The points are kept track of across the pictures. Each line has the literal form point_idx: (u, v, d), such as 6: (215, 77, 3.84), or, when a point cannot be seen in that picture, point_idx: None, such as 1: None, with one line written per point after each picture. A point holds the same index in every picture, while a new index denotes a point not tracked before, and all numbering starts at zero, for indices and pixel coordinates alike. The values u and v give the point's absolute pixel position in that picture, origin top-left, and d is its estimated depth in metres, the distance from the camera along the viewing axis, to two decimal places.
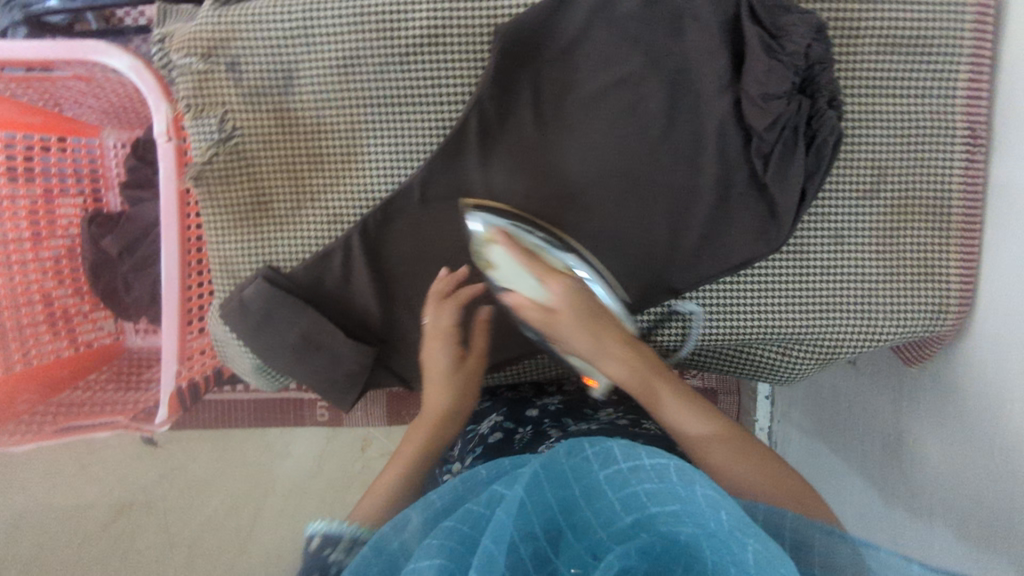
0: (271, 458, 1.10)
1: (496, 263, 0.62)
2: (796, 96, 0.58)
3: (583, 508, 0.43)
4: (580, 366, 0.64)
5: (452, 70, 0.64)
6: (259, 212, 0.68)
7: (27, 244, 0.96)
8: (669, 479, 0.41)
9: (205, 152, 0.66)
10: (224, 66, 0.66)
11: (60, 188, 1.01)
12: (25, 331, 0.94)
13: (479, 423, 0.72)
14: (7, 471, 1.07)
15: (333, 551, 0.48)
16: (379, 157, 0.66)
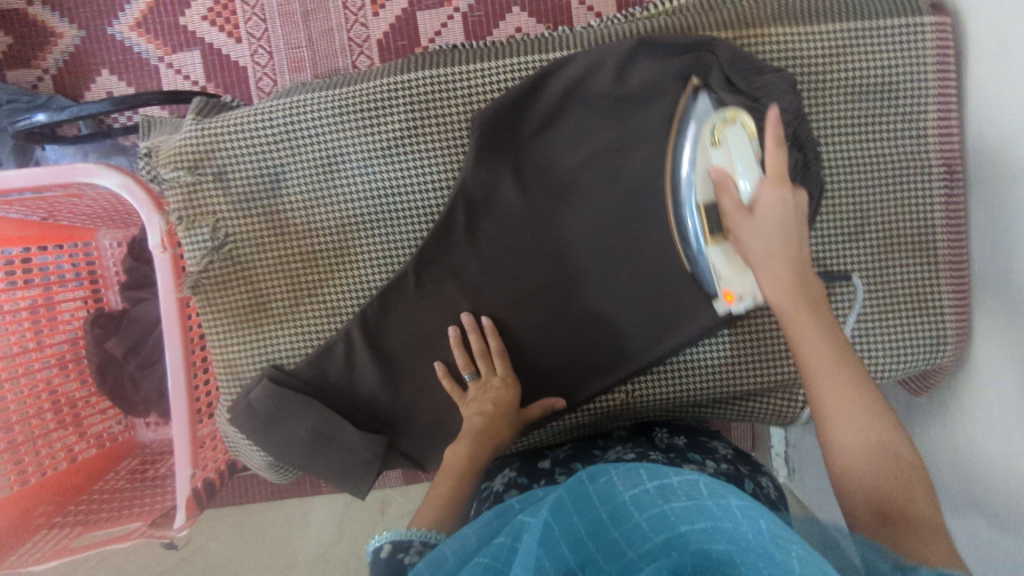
0: (291, 532, 1.10)
1: (722, 143, 0.55)
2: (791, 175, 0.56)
3: (610, 531, 0.44)
4: (720, 269, 0.58)
5: (434, 159, 0.66)
6: (257, 313, 0.69)
7: (30, 352, 0.96)
8: (696, 497, 0.42)
9: (200, 261, 0.67)
10: (210, 176, 0.67)
11: (59, 293, 1.02)
12: (36, 440, 0.94)
13: (493, 480, 0.72)
14: None
15: (408, 556, 0.53)
16: (371, 248, 0.68)
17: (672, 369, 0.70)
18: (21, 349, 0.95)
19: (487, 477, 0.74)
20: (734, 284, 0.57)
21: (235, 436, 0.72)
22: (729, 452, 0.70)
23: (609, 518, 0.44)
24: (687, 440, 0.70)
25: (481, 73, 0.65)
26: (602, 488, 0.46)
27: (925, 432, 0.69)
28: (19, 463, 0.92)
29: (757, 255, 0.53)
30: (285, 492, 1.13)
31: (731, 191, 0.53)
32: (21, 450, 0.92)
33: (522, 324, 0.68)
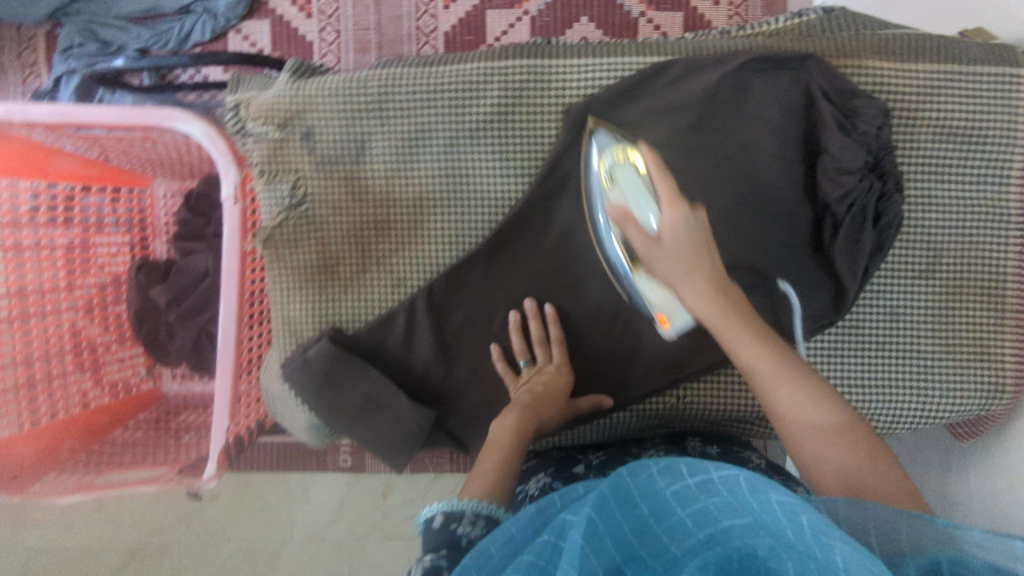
0: (291, 502, 1.10)
1: (617, 179, 0.58)
2: (869, 175, 0.61)
3: (653, 526, 0.45)
4: (653, 299, 0.60)
5: (519, 147, 0.68)
6: (324, 275, 0.70)
7: (60, 291, 0.96)
8: (737, 492, 0.44)
9: (276, 216, 0.68)
10: (300, 135, 0.68)
11: (98, 234, 1.02)
12: (54, 373, 0.95)
13: (527, 484, 0.69)
14: (21, 512, 1.07)
15: (461, 526, 0.51)
16: (445, 225, 0.69)
17: (718, 383, 0.71)
18: (58, 287, 0.96)
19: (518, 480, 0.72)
20: (665, 308, 0.59)
21: (280, 392, 0.73)
22: (762, 462, 0.69)
23: (652, 513, 0.46)
24: (720, 450, 0.70)
25: (576, 70, 0.66)
26: (644, 482, 0.48)
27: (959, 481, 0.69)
28: (50, 398, 0.94)
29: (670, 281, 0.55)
30: (293, 462, 1.12)
31: (633, 223, 0.56)
32: (56, 385, 0.95)
33: (580, 321, 0.70)
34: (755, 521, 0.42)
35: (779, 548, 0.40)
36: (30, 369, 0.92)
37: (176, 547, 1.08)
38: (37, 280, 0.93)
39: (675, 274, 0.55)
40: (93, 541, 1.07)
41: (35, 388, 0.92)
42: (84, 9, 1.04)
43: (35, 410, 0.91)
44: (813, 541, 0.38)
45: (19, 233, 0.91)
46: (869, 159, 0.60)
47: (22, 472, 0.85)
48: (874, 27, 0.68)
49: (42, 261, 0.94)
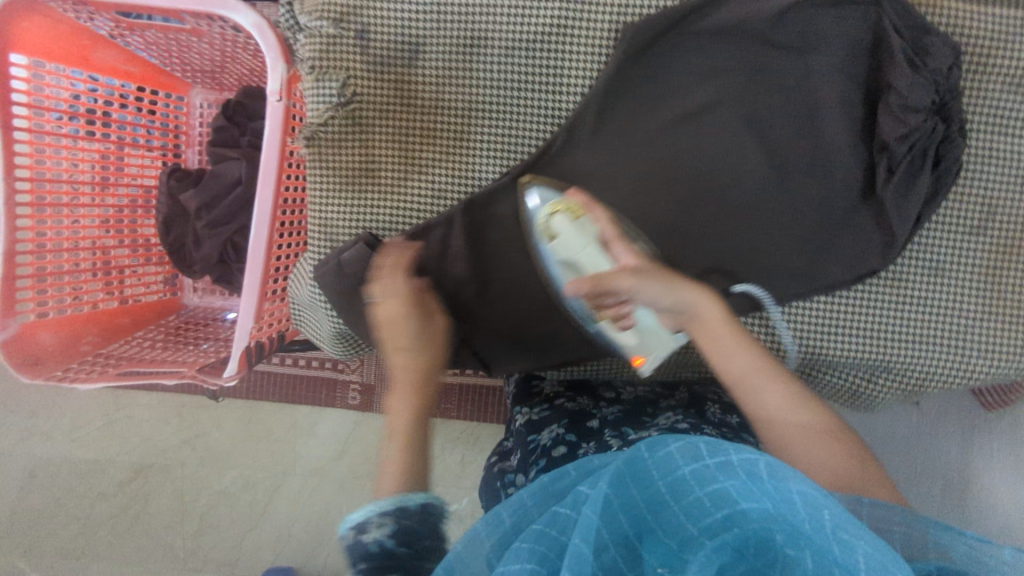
0: (296, 436, 1.09)
1: (559, 235, 0.61)
2: (933, 117, 0.60)
3: (670, 505, 0.42)
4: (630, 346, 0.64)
5: (575, 65, 0.66)
6: (365, 179, 0.69)
7: (94, 189, 0.97)
8: (758, 476, 0.41)
9: (323, 114, 0.67)
10: (353, 33, 0.66)
11: (134, 141, 1.03)
12: (78, 277, 0.93)
13: (540, 433, 0.67)
14: (33, 418, 1.09)
15: (370, 533, 0.48)
16: (491, 138, 0.68)
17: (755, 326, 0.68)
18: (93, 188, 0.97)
19: (531, 428, 0.69)
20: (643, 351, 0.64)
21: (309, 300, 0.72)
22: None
23: (669, 491, 0.43)
24: (738, 419, 0.68)
25: None
26: (661, 457, 0.44)
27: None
28: (75, 290, 0.93)
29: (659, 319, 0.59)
30: (298, 395, 1.10)
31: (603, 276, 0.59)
32: (80, 280, 0.94)
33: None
34: (772, 509, 0.39)
35: (799, 537, 0.39)
36: (57, 261, 0.90)
37: (181, 467, 1.09)
38: (69, 171, 0.93)
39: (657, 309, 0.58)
40: (101, 453, 1.09)
41: (65, 282, 0.91)
42: None
43: (60, 301, 0.90)
44: (835, 539, 0.38)
45: (54, 130, 0.91)
46: (936, 98, 0.59)
47: (46, 357, 0.86)
48: None
49: (75, 158, 0.94)
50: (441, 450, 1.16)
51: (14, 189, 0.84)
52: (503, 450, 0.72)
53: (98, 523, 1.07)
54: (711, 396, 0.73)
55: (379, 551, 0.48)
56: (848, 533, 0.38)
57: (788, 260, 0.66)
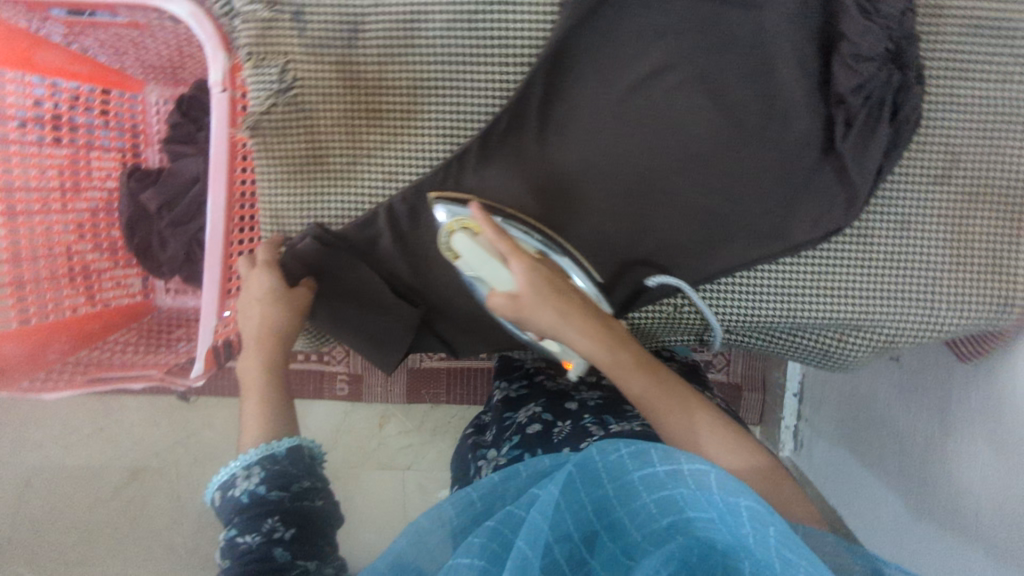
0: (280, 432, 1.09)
1: (461, 253, 0.59)
2: (889, 65, 0.58)
3: (617, 507, 0.44)
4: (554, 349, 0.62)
5: (520, 33, 0.64)
6: (313, 167, 0.67)
7: (54, 199, 0.94)
8: (706, 489, 0.40)
9: (264, 102, 0.65)
10: (288, 15, 0.64)
11: (93, 146, 1.00)
12: (42, 284, 0.92)
13: (517, 412, 0.67)
14: (25, 429, 1.08)
15: (240, 488, 0.51)
16: (439, 116, 0.66)
17: (720, 291, 0.68)
18: (54, 201, 0.95)
19: (506, 407, 0.68)
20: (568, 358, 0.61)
21: None
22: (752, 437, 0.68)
23: (618, 494, 0.43)
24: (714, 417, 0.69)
25: None
26: (612, 462, 0.44)
27: (950, 421, 0.72)
28: (40, 298, 0.91)
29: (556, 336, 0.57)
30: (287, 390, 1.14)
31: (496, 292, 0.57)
32: (49, 288, 0.93)
33: (576, 226, 0.67)
34: (717, 519, 0.39)
35: (739, 549, 0.39)
36: (17, 270, 0.89)
37: (174, 468, 1.08)
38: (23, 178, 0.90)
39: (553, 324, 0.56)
40: (95, 459, 1.09)
41: (23, 289, 0.89)
42: None
43: (24, 309, 0.89)
44: (779, 557, 0.36)
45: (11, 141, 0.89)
46: (889, 47, 0.57)
47: (12, 369, 0.83)
48: None
49: (42, 165, 0.92)
50: (432, 435, 1.16)
51: None
52: (479, 424, 0.72)
53: (90, 531, 1.06)
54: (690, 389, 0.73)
55: (254, 499, 0.50)
56: (795, 553, 0.36)
57: (751, 221, 0.64)
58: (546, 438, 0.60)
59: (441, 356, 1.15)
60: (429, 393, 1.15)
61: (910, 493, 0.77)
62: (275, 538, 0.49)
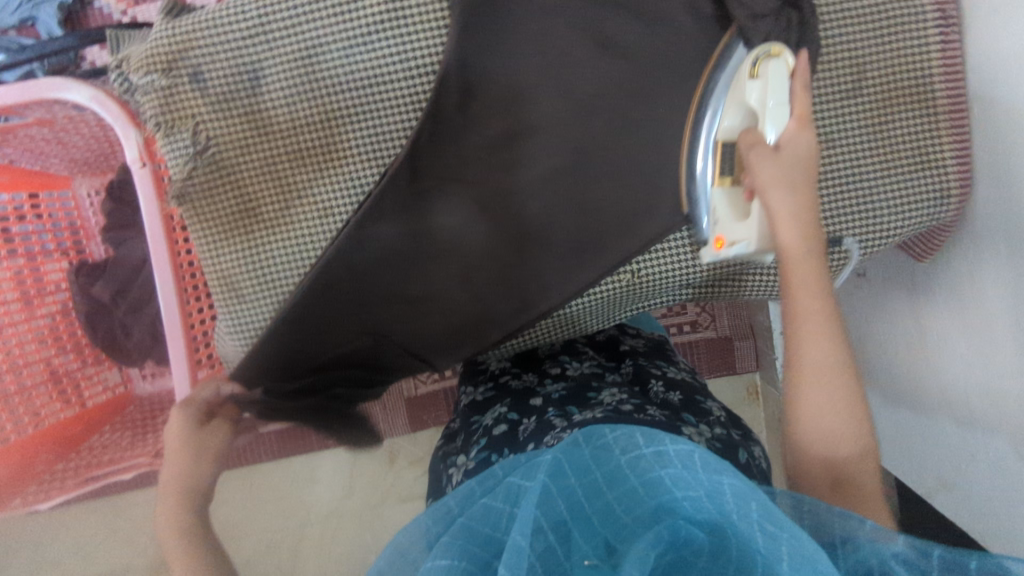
0: (301, 486, 1.14)
1: (762, 78, 0.58)
2: (783, 11, 0.61)
3: (605, 493, 0.42)
4: (721, 212, 0.62)
5: (417, 45, 0.64)
6: (248, 220, 0.67)
7: (18, 314, 0.93)
8: (691, 467, 0.40)
9: (184, 168, 0.65)
10: (186, 77, 0.64)
11: (42, 252, 0.99)
12: (14, 398, 0.90)
13: (483, 415, 0.67)
14: (39, 552, 1.07)
15: None
16: (359, 142, 0.66)
17: (665, 249, 0.68)
18: (19, 316, 0.93)
19: (474, 412, 0.69)
20: (732, 230, 0.61)
21: (235, 355, 0.71)
22: (722, 414, 0.65)
23: (604, 480, 0.43)
24: (681, 396, 0.66)
25: None
26: (601, 447, 0.45)
27: (924, 319, 0.73)
28: (13, 413, 0.89)
29: (776, 212, 0.57)
30: (290, 448, 1.14)
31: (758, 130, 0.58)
32: (34, 398, 0.92)
33: (520, 216, 0.66)
34: (702, 497, 0.39)
35: (724, 526, 0.39)
36: None
37: None
38: None
39: (782, 181, 0.56)
40: (116, 564, 1.07)
41: None
42: None
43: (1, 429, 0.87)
44: (761, 532, 0.37)
45: None
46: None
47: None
48: None
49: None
50: None
51: None
52: (450, 433, 0.71)
53: None
54: (656, 370, 0.71)
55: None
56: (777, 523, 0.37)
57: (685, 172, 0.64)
58: (512, 437, 0.60)
59: (434, 378, 1.15)
60: (430, 417, 1.15)
61: (908, 397, 0.78)
62: None
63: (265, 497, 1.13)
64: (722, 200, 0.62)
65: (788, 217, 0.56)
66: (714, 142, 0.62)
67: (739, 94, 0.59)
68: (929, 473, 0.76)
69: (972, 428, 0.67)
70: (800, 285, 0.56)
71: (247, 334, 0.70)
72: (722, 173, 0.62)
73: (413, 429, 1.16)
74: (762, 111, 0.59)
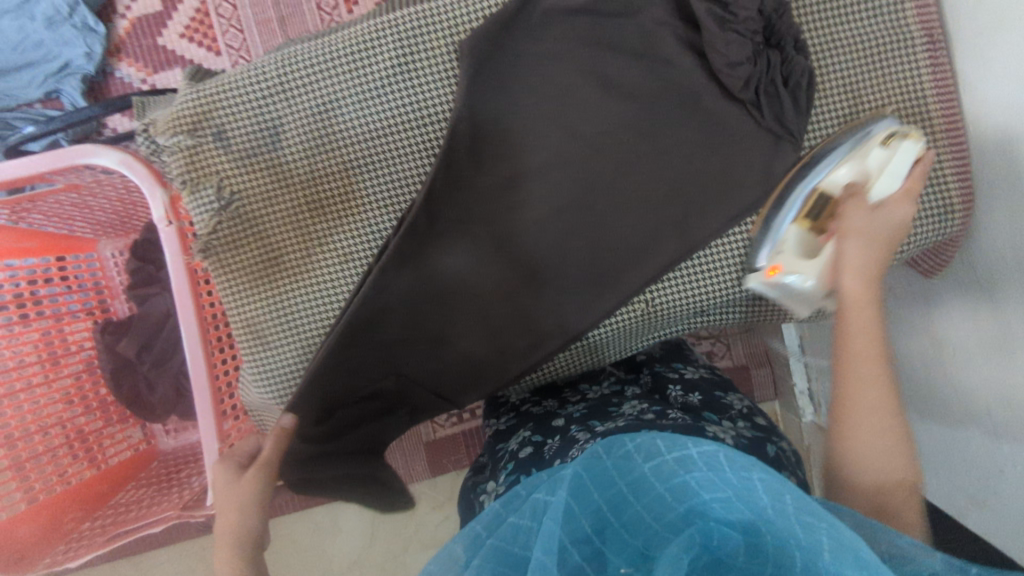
0: (323, 539, 1.13)
1: (890, 151, 0.58)
2: (763, 52, 0.61)
3: (632, 503, 0.42)
4: (790, 242, 0.62)
5: (428, 95, 0.67)
6: (271, 270, 0.69)
7: (39, 377, 0.94)
8: (718, 468, 0.40)
9: (209, 223, 0.68)
10: (211, 137, 0.67)
11: (70, 314, 1.02)
12: (42, 458, 0.91)
13: (508, 441, 0.67)
14: None
15: None
16: (375, 190, 0.68)
17: (673, 278, 0.68)
18: (43, 378, 0.95)
19: (498, 441, 0.69)
20: (789, 262, 0.61)
21: (260, 400, 0.73)
22: (745, 406, 0.66)
23: (630, 490, 0.42)
24: (702, 396, 0.67)
25: (463, 5, 0.66)
26: (621, 459, 0.45)
27: (940, 337, 0.73)
28: (42, 472, 0.91)
29: (848, 259, 0.57)
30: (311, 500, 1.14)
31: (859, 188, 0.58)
32: (59, 459, 0.93)
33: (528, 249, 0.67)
34: (733, 497, 0.39)
35: (758, 527, 0.38)
36: (14, 451, 0.88)
37: None
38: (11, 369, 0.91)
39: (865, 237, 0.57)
40: None
41: (24, 467, 0.89)
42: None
43: (30, 488, 0.88)
44: (799, 524, 0.37)
45: None
46: (756, 38, 0.60)
47: (30, 549, 0.84)
48: None
49: (17, 354, 0.92)
50: None
51: None
52: (477, 465, 0.71)
53: None
54: (673, 374, 0.73)
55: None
56: (810, 518, 0.37)
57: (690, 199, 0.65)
58: (538, 457, 0.60)
59: (453, 422, 1.15)
60: (451, 461, 1.14)
61: (932, 417, 0.77)
62: None
63: (289, 550, 1.12)
64: (795, 238, 0.62)
65: (858, 265, 0.56)
66: (813, 184, 0.61)
67: (861, 151, 0.59)
68: (959, 490, 0.74)
69: (999, 444, 0.66)
70: (859, 331, 0.55)
71: (273, 382, 0.71)
72: (806, 214, 0.62)
73: (434, 473, 1.14)
74: (874, 176, 0.58)
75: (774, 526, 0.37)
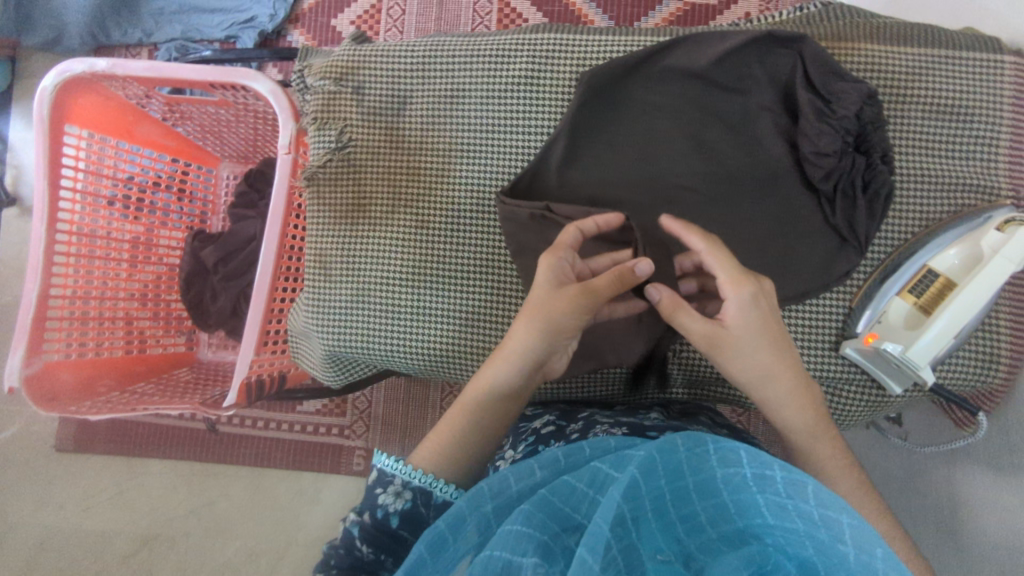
0: (303, 504, 1.14)
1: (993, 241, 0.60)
2: (850, 153, 0.66)
3: (694, 502, 0.49)
4: (891, 314, 0.65)
5: (543, 110, 0.75)
6: (356, 214, 0.77)
7: (124, 267, 1.06)
8: (799, 500, 0.45)
9: (322, 158, 0.77)
10: (350, 89, 0.77)
11: (161, 222, 1.13)
12: (101, 334, 1.00)
13: (532, 421, 0.76)
14: (52, 488, 1.17)
15: (385, 496, 0.54)
16: (468, 174, 0.76)
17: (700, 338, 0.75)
18: (121, 270, 1.06)
19: (522, 420, 0.78)
20: (885, 330, 0.64)
21: (303, 325, 0.80)
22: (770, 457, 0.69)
23: (696, 489, 0.48)
24: (729, 434, 0.72)
25: (596, 44, 0.74)
26: (695, 457, 0.48)
27: None
28: (98, 335, 1.00)
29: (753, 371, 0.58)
30: (306, 463, 1.15)
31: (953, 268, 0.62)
32: (104, 336, 1.01)
33: (533, 254, 0.70)
34: (801, 530, 0.45)
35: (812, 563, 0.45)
36: (85, 305, 0.98)
37: (185, 538, 1.14)
38: (104, 252, 1.02)
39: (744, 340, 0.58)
40: (110, 524, 1.15)
41: (89, 323, 0.99)
42: (184, 37, 1.22)
43: (83, 344, 0.98)
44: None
45: (101, 219, 1.01)
46: (848, 138, 0.65)
47: (63, 395, 0.92)
48: (867, 15, 0.75)
49: (111, 237, 1.03)
50: None
51: (55, 241, 0.93)
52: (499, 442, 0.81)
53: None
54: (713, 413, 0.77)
55: (381, 518, 0.53)
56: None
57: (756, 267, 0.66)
58: (561, 433, 0.70)
59: None
60: None
61: None
62: (385, 517, 0.53)
63: (268, 500, 1.15)
64: (900, 311, 0.64)
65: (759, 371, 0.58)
66: (922, 263, 0.64)
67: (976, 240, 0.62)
68: None
69: None
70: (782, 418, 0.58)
71: (319, 314, 0.77)
72: (912, 289, 0.64)
73: None
74: (985, 257, 0.60)
75: (831, 569, 0.44)
